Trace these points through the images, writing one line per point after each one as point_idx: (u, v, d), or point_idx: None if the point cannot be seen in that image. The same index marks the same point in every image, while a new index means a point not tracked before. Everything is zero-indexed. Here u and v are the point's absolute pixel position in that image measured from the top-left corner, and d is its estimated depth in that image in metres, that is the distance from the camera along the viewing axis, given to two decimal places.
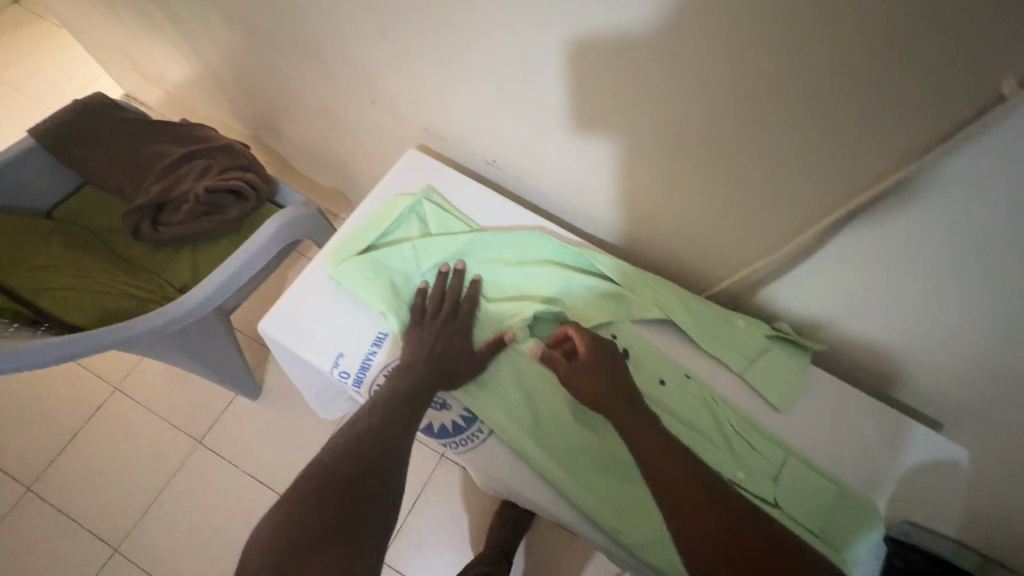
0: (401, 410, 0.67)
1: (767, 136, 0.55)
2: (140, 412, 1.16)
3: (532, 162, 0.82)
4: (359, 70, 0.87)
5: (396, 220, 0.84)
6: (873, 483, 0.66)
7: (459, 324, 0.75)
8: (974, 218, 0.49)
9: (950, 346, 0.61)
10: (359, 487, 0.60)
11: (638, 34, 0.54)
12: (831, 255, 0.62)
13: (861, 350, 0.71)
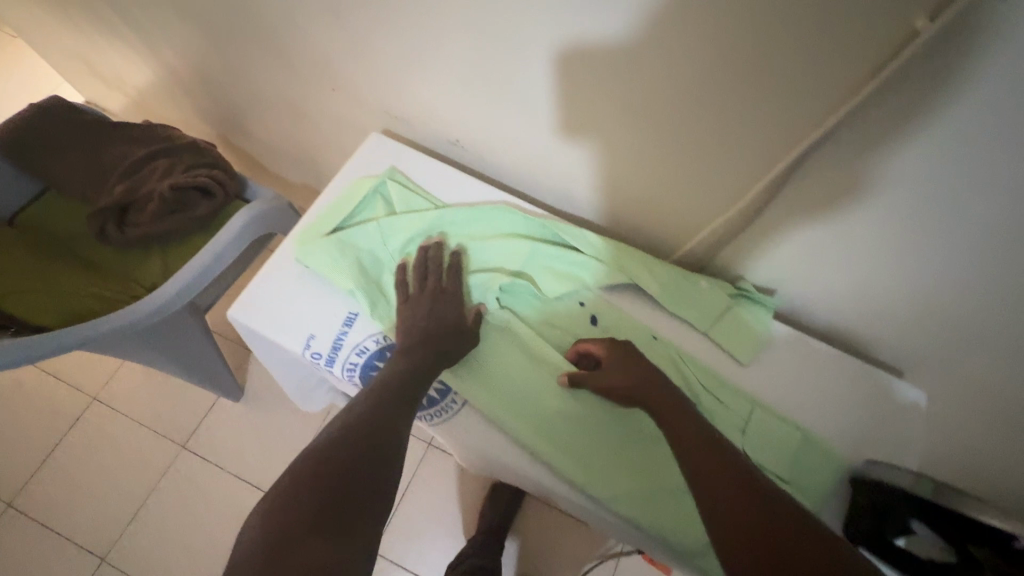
0: (400, 388, 0.55)
1: (755, 108, 0.52)
2: (126, 425, 1.26)
3: (500, 146, 0.77)
4: (310, 55, 0.82)
5: (346, 205, 0.68)
6: (843, 431, 0.63)
7: (446, 298, 0.62)
8: (989, 178, 0.45)
9: (952, 320, 0.58)
10: (361, 471, 0.46)
11: (606, 12, 0.51)
12: (802, 213, 0.58)
13: (849, 326, 0.69)
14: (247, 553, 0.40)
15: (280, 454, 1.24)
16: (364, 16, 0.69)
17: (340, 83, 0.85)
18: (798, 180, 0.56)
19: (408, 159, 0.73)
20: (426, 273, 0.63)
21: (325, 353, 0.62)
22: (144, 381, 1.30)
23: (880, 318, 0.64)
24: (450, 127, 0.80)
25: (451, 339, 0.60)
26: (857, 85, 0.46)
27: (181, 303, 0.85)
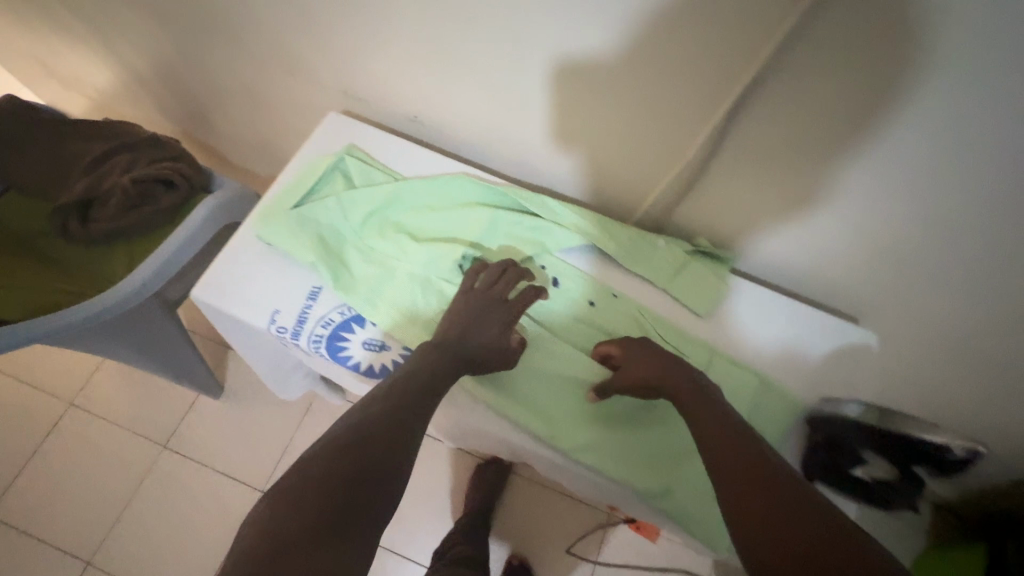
0: (422, 388, 0.54)
1: (745, 103, 0.55)
2: (105, 427, 1.25)
3: (474, 133, 0.80)
4: (266, 38, 0.82)
5: (306, 183, 0.68)
6: (799, 373, 0.66)
7: (500, 305, 0.61)
8: (988, 143, 0.46)
9: (946, 286, 0.60)
10: (367, 475, 0.46)
11: (590, 32, 0.57)
12: (795, 184, 0.60)
13: (840, 299, 0.70)
14: (246, 549, 0.40)
15: (263, 448, 1.24)
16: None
17: (298, 66, 0.85)
18: (741, 127, 0.57)
19: (366, 137, 0.74)
20: (493, 279, 0.62)
21: (290, 326, 0.62)
22: (121, 383, 1.29)
23: (840, 273, 0.67)
24: (410, 103, 0.81)
25: (488, 350, 0.59)
26: (839, 79, 0.49)
27: (146, 293, 0.85)
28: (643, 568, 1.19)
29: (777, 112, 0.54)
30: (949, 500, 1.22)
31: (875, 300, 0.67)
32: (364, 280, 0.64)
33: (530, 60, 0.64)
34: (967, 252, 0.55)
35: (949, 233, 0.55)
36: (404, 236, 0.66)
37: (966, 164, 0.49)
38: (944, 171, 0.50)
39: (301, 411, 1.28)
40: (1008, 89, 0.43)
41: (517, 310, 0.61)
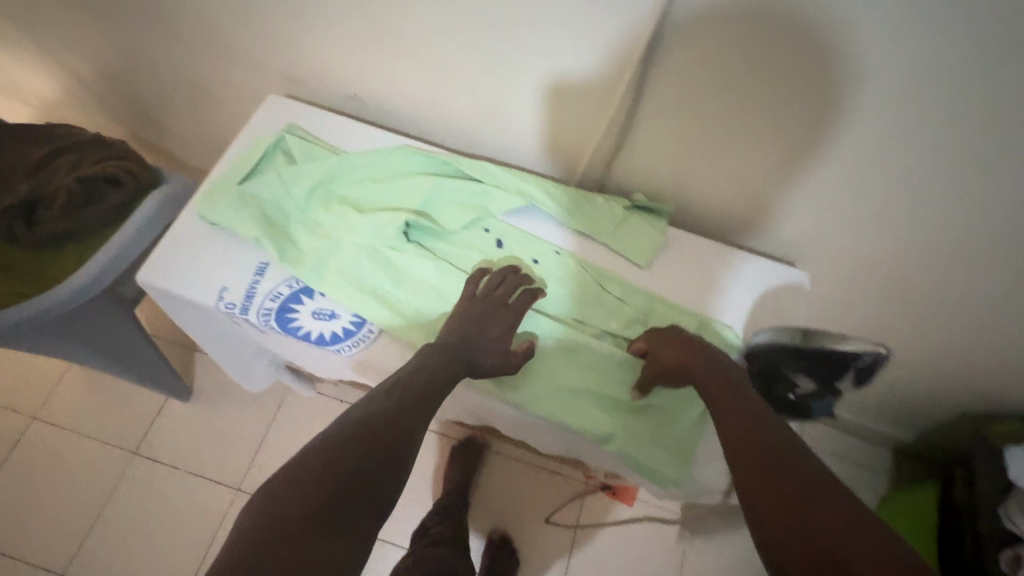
0: (423, 390, 0.55)
1: (743, 94, 0.61)
2: (71, 438, 1.23)
3: (459, 140, 0.84)
4: (201, 25, 0.82)
5: (248, 161, 0.69)
6: (733, 312, 0.70)
7: (501, 310, 0.63)
8: (964, 111, 0.54)
9: (933, 228, 0.69)
10: (367, 470, 0.48)
11: (579, 52, 0.64)
12: (794, 161, 0.67)
13: (828, 252, 0.79)
14: (242, 535, 0.42)
15: (237, 446, 1.23)
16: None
17: (233, 51, 0.85)
18: (657, 72, 0.62)
19: (305, 116, 0.75)
20: (494, 284, 0.64)
21: (239, 302, 0.64)
22: (85, 392, 1.26)
23: (756, 208, 0.76)
24: (348, 79, 0.82)
25: (488, 354, 0.60)
26: (824, 68, 0.55)
27: (95, 289, 0.85)
28: (620, 530, 1.22)
29: (689, 64, 0.59)
30: (904, 441, 1.28)
31: (787, 225, 0.76)
32: (310, 253, 0.66)
33: (460, 24, 0.66)
34: (860, 184, 0.66)
35: (845, 165, 0.65)
36: (348, 207, 0.67)
37: (896, 117, 0.57)
38: (845, 118, 0.59)
39: (272, 407, 1.27)
40: (951, 59, 0.50)
41: (516, 314, 0.63)
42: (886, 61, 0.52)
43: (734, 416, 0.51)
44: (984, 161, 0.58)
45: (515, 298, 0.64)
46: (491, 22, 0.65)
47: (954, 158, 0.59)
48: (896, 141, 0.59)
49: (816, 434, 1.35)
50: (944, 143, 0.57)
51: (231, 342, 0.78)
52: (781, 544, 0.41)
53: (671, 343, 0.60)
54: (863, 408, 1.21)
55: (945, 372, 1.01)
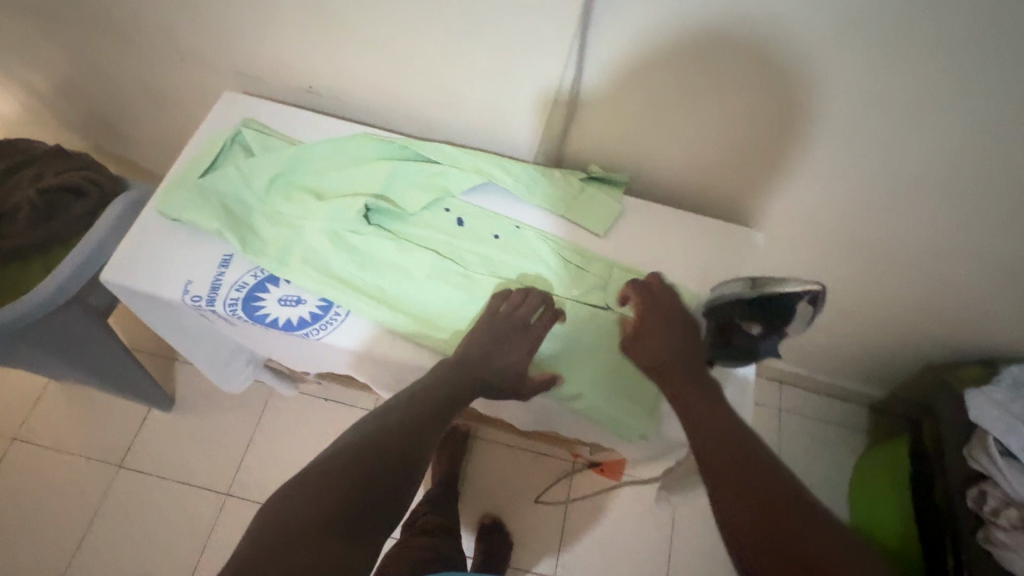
0: (438, 408, 0.58)
1: (718, 88, 0.68)
2: (54, 456, 1.22)
3: (426, 133, 0.87)
4: (149, 27, 0.82)
5: (208, 156, 0.71)
6: (690, 270, 0.73)
7: (523, 332, 0.63)
8: (917, 85, 0.62)
9: (892, 189, 0.77)
10: (383, 479, 0.50)
11: (543, 47, 0.68)
12: (767, 142, 0.74)
13: (796, 214, 0.85)
14: (259, 540, 0.45)
15: (224, 452, 1.23)
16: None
17: (184, 52, 0.85)
18: (599, 32, 0.65)
19: (261, 112, 0.77)
20: (518, 302, 0.65)
21: (205, 294, 0.65)
22: (65, 409, 1.26)
23: (707, 170, 0.81)
24: (303, 73, 0.83)
25: (505, 376, 0.61)
26: (791, 59, 0.63)
27: (63, 298, 0.85)
28: (609, 505, 1.24)
29: (627, 31, 0.64)
30: (878, 399, 1.32)
31: (737, 184, 0.81)
32: (272, 242, 0.67)
33: (403, 7, 0.68)
34: (798, 135, 0.72)
35: (780, 117, 0.70)
36: (309, 195, 0.68)
37: (855, 94, 0.65)
38: (798, 94, 0.67)
39: (256, 411, 1.27)
40: (901, 42, 0.58)
41: (537, 336, 0.63)
42: (805, 11, 0.58)
43: (703, 432, 0.53)
44: (903, 101, 0.64)
45: (537, 319, 0.64)
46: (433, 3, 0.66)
47: (909, 123, 0.67)
48: (845, 111, 0.67)
49: (794, 399, 1.38)
50: (861, 87, 0.64)
51: (205, 341, 0.80)
52: (757, 569, 0.45)
53: (674, 310, 0.63)
54: (835, 366, 1.26)
55: (907, 324, 1.05)
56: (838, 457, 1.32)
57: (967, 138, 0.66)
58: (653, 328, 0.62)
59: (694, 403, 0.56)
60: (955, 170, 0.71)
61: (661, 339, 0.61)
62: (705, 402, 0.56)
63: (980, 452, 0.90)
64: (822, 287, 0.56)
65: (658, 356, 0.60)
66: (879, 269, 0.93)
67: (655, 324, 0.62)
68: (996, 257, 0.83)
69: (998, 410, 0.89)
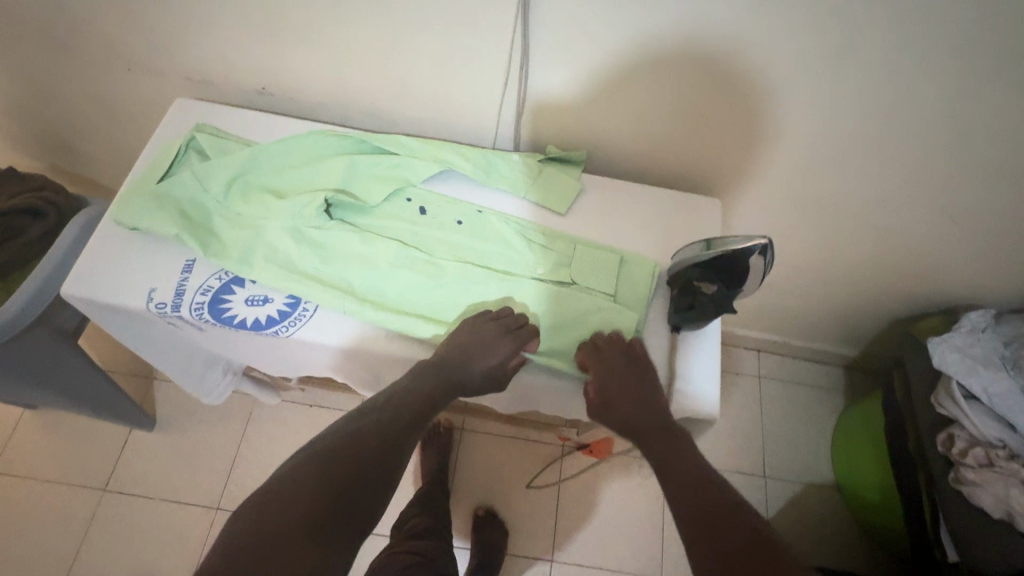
0: (417, 411, 0.59)
1: (665, 61, 0.69)
2: (34, 487, 1.19)
3: (383, 125, 0.87)
4: (90, 36, 0.81)
5: (162, 163, 0.71)
6: (651, 240, 0.75)
7: (506, 336, 0.64)
8: (854, 39, 0.64)
9: (840, 146, 0.79)
10: (362, 483, 0.51)
11: (489, 30, 0.68)
12: (719, 111, 0.76)
13: (752, 179, 0.87)
14: (239, 542, 0.45)
15: (210, 466, 1.22)
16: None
17: (130, 61, 0.83)
18: (541, 11, 0.65)
19: (215, 120, 0.77)
20: (499, 318, 0.65)
21: (169, 301, 0.65)
22: (43, 437, 1.23)
23: (662, 143, 0.82)
24: (254, 73, 0.82)
25: (480, 374, 0.63)
26: (731, 27, 0.64)
27: (28, 318, 0.83)
28: (600, 484, 1.26)
29: (567, 12, 0.65)
30: (851, 358, 1.36)
31: (692, 155, 0.84)
32: (233, 243, 0.66)
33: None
34: (748, 101, 0.74)
35: (723, 88, 0.72)
36: (268, 195, 0.68)
37: (796, 55, 0.66)
38: (743, 62, 0.68)
39: (239, 423, 1.26)
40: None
41: (520, 344, 0.64)
42: None
43: (669, 478, 0.55)
44: (841, 57, 0.66)
45: (520, 328, 0.65)
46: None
47: (849, 78, 0.68)
48: (788, 72, 0.69)
49: (772, 365, 1.42)
50: (796, 50, 0.66)
51: (177, 351, 0.79)
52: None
53: (632, 361, 0.64)
54: (807, 329, 1.29)
55: (870, 281, 1.08)
56: (818, 416, 1.36)
57: (904, 91, 0.69)
58: (617, 388, 0.62)
59: (654, 442, 0.59)
60: (897, 123, 0.73)
61: (625, 400, 0.62)
62: (663, 439, 0.59)
63: (945, 398, 0.94)
64: (768, 240, 0.57)
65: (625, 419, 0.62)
66: (838, 229, 0.96)
67: (618, 383, 0.62)
68: (945, 206, 0.86)
69: (958, 354, 0.94)
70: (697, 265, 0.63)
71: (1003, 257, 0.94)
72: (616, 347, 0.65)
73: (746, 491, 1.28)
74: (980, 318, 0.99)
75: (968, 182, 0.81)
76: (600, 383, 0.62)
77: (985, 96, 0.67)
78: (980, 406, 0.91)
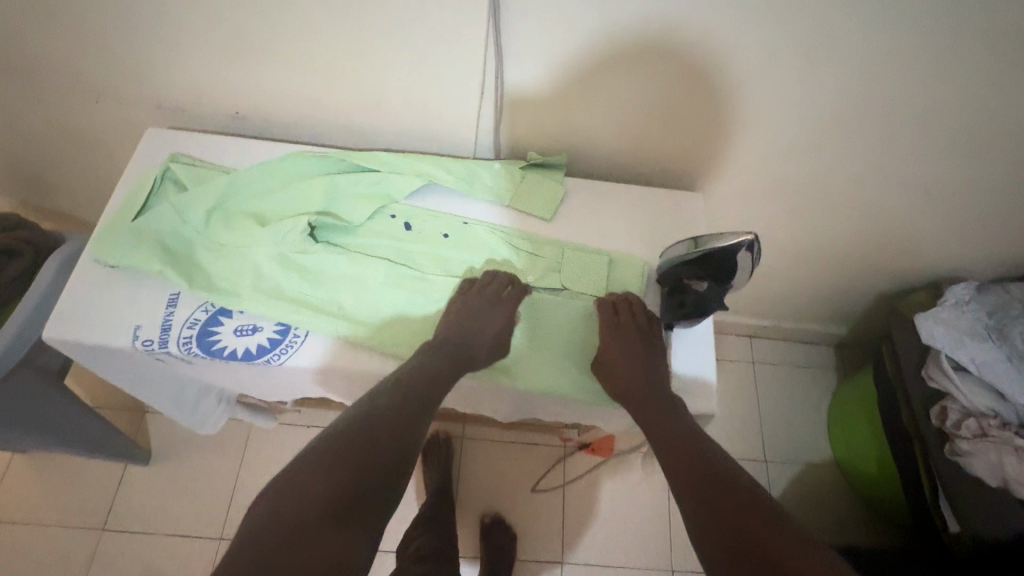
0: (429, 385, 0.60)
1: (639, 55, 0.69)
2: (30, 530, 1.16)
3: (362, 141, 0.86)
4: (54, 69, 0.79)
5: (137, 197, 0.69)
6: (637, 240, 0.75)
7: (498, 302, 0.67)
8: (823, 24, 0.64)
9: (818, 129, 0.80)
10: (380, 467, 0.53)
11: (463, 40, 0.68)
12: (698, 102, 0.76)
13: (733, 168, 0.88)
14: (268, 531, 0.47)
15: (210, 494, 1.20)
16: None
17: (100, 92, 0.82)
18: (512, 13, 0.65)
19: (190, 149, 0.76)
20: (487, 283, 0.68)
21: (156, 337, 0.63)
22: (35, 481, 1.20)
23: (640, 139, 0.82)
24: (226, 97, 0.81)
25: (486, 346, 0.65)
26: (702, 18, 0.64)
27: (12, 360, 0.81)
28: (604, 480, 1.27)
29: (538, 15, 0.65)
30: (841, 336, 1.38)
31: (672, 149, 0.84)
32: (217, 274, 0.65)
33: (313, 15, 0.67)
34: (724, 93, 0.74)
35: (698, 82, 0.73)
36: (250, 221, 0.67)
37: (768, 42, 0.67)
38: (719, 50, 0.68)
39: (236, 450, 1.24)
40: None
41: (514, 305, 0.67)
42: None
43: (676, 460, 0.58)
44: (812, 42, 0.66)
45: (509, 290, 0.68)
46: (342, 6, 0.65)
47: (821, 62, 0.69)
48: (760, 60, 0.69)
49: (765, 349, 1.43)
50: (768, 37, 0.66)
51: (168, 386, 0.78)
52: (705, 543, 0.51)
53: (642, 330, 0.66)
54: (796, 311, 1.31)
55: (853, 260, 1.10)
56: (813, 397, 1.38)
57: (876, 70, 0.69)
58: (621, 352, 0.64)
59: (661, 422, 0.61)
60: (869, 103, 0.75)
61: (629, 365, 0.64)
62: (674, 420, 0.61)
63: (935, 370, 0.96)
64: (753, 237, 0.56)
65: (624, 381, 0.63)
66: (819, 211, 0.97)
67: (622, 346, 0.65)
68: (922, 181, 0.88)
69: (944, 327, 0.96)
70: (685, 262, 0.63)
71: (980, 228, 0.96)
72: (630, 315, 0.67)
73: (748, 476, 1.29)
74: (965, 291, 1.00)
75: (943, 156, 0.82)
76: (617, 341, 0.65)
77: (954, 69, 0.68)
78: (968, 376, 0.93)
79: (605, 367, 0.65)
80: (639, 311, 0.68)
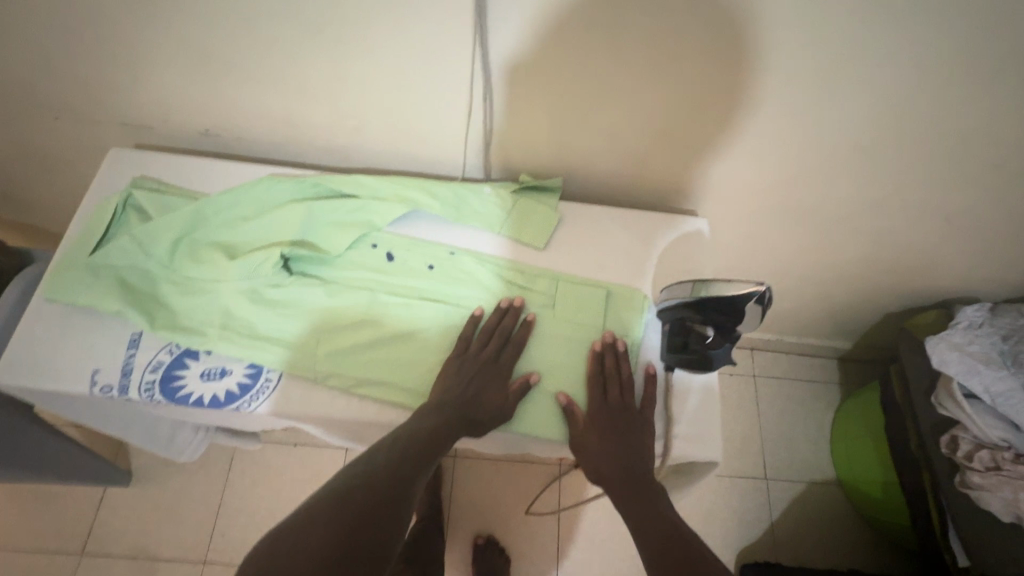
0: (422, 442, 0.55)
1: (639, 72, 0.63)
2: (4, 557, 1.12)
3: (344, 160, 0.82)
4: (7, 84, 0.72)
5: (99, 226, 0.65)
6: (637, 270, 0.70)
7: (500, 364, 0.62)
8: (839, 46, 0.59)
9: (830, 151, 0.75)
10: (373, 521, 0.47)
11: (450, 61, 0.63)
12: (704, 120, 0.70)
13: (738, 189, 0.83)
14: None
15: (192, 517, 1.16)
16: (29, 12, 0.62)
17: (60, 109, 0.76)
18: (497, 33, 0.59)
19: (159, 174, 0.72)
20: (484, 341, 0.63)
21: (116, 382, 0.59)
22: (13, 504, 1.16)
23: (639, 161, 0.78)
24: (196, 114, 0.75)
25: (489, 408, 0.59)
26: (712, 34, 0.58)
27: None
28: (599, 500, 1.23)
29: (533, 38, 0.60)
30: (845, 350, 1.34)
31: (675, 172, 0.79)
32: (181, 312, 0.61)
33: (285, 31, 0.61)
34: (730, 114, 0.69)
35: (706, 104, 0.67)
36: (217, 253, 0.62)
37: (782, 64, 0.61)
38: (732, 67, 0.62)
39: (219, 471, 1.20)
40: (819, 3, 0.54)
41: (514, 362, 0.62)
42: None
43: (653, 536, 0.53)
44: (828, 64, 0.61)
45: (509, 344, 0.63)
46: (317, 23, 0.60)
47: (835, 85, 0.64)
48: (771, 82, 0.64)
49: (767, 363, 1.39)
50: (782, 59, 0.61)
51: (137, 424, 0.73)
52: None
53: (619, 411, 0.60)
54: (800, 326, 1.27)
55: (860, 278, 1.05)
56: (814, 413, 1.34)
57: (895, 93, 0.64)
58: (593, 433, 0.59)
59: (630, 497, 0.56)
60: (888, 127, 0.69)
61: (597, 446, 0.58)
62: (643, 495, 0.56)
63: (947, 398, 0.91)
64: (766, 286, 0.55)
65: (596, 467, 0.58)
66: (829, 231, 0.93)
67: (590, 431, 0.59)
68: (938, 206, 0.84)
69: (958, 353, 0.89)
70: (687, 304, 0.59)
71: (992, 250, 0.92)
72: (614, 390, 0.61)
73: (749, 496, 1.26)
74: (977, 313, 0.96)
75: (957, 180, 0.78)
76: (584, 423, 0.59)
77: (979, 94, 0.63)
78: (982, 405, 0.87)
79: (577, 448, 0.59)
80: (622, 385, 0.61)
